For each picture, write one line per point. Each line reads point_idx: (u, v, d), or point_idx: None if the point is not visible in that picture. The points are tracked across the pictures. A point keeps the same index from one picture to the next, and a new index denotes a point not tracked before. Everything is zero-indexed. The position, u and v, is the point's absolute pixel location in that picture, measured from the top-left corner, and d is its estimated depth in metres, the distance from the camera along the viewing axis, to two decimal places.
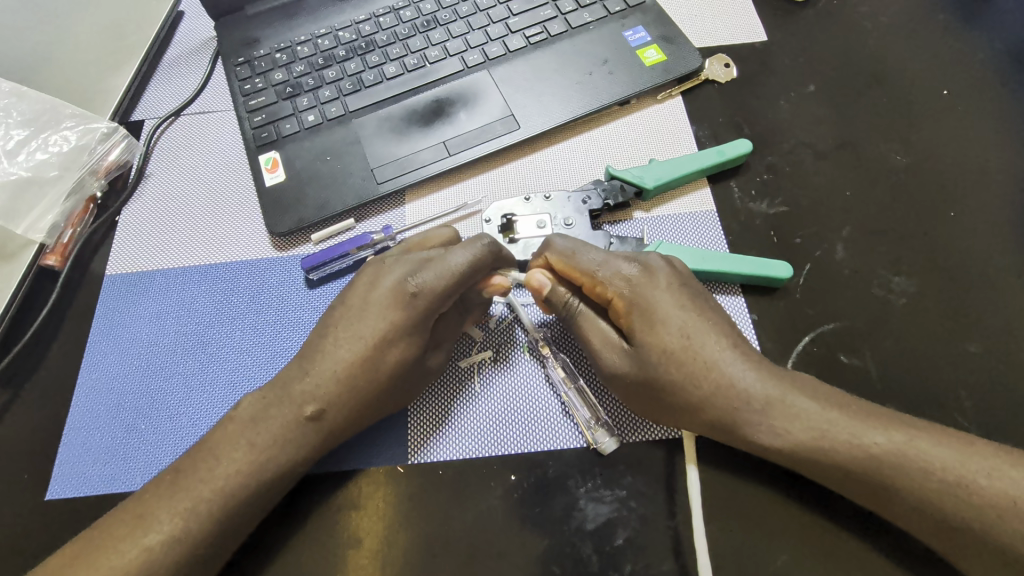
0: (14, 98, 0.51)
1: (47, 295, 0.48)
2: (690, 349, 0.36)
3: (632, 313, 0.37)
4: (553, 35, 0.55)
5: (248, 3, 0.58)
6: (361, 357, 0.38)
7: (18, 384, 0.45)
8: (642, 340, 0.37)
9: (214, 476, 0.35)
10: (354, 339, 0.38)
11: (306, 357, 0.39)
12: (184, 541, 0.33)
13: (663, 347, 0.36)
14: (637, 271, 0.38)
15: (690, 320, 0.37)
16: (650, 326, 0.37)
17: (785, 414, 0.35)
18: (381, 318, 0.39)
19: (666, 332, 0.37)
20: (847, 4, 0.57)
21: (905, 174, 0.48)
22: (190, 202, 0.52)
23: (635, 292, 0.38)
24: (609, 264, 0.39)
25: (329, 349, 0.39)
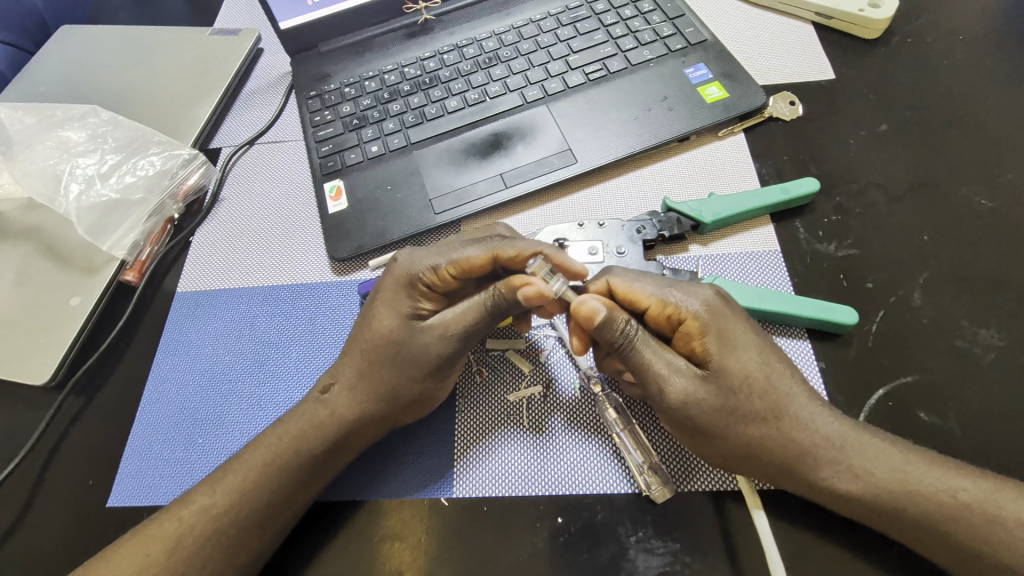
0: (111, 126, 0.55)
1: (123, 309, 0.51)
2: (765, 376, 0.35)
3: (709, 338, 0.36)
4: (613, 72, 0.55)
5: (322, 42, 0.62)
6: (388, 356, 0.40)
7: (91, 392, 0.48)
8: (718, 365, 0.35)
9: (273, 492, 0.37)
10: (397, 360, 0.39)
11: (357, 380, 0.40)
12: (250, 550, 0.36)
13: (741, 374, 0.35)
14: (713, 293, 0.37)
15: (765, 347, 0.36)
16: (728, 351, 0.35)
17: (829, 460, 0.34)
18: (398, 299, 0.40)
19: (739, 356, 0.35)
20: (922, 42, 0.55)
21: (989, 220, 0.45)
22: (257, 225, 0.54)
23: (712, 315, 0.36)
24: (679, 286, 0.37)
25: (382, 373, 0.39)
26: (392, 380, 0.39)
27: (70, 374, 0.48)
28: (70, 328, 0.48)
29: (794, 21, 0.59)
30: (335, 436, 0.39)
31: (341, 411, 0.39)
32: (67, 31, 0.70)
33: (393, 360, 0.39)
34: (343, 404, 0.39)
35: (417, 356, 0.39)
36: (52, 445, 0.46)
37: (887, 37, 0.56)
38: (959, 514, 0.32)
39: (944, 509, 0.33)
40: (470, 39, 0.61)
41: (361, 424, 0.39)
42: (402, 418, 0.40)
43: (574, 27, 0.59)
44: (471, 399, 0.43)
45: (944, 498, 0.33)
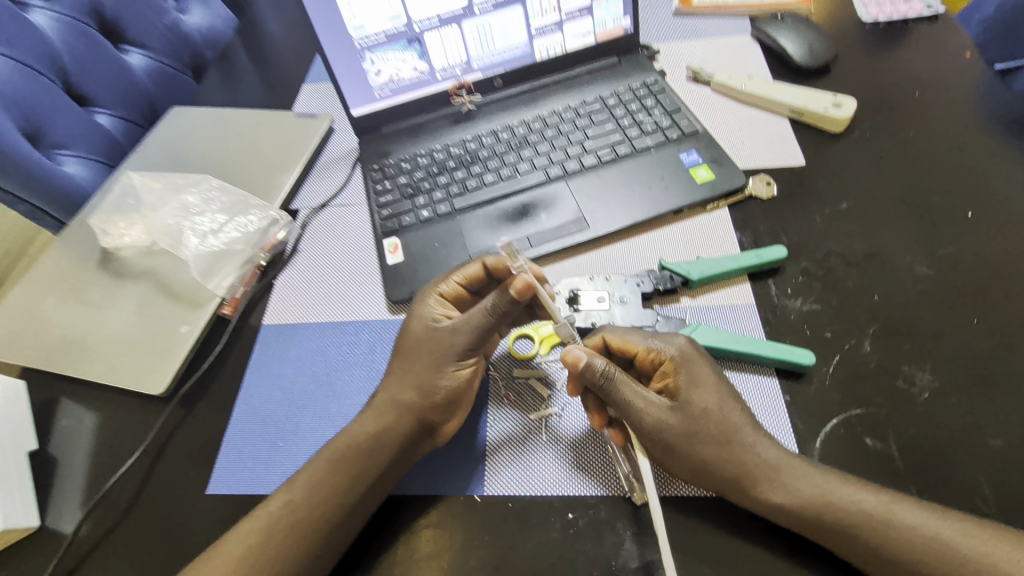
0: (219, 191, 0.69)
1: (218, 337, 0.63)
2: (720, 410, 0.45)
3: (675, 377, 0.47)
4: (620, 155, 0.68)
5: (385, 125, 0.77)
6: (416, 350, 0.52)
7: (191, 403, 0.59)
8: (686, 399, 0.46)
9: (343, 479, 0.47)
10: (424, 355, 0.51)
11: (398, 383, 0.51)
12: (325, 528, 0.45)
13: (703, 408, 0.45)
14: (684, 341, 0.48)
15: (723, 391, 0.46)
16: (694, 388, 0.46)
17: (782, 470, 0.43)
18: (424, 308, 0.53)
19: (704, 393, 0.46)
20: (878, 137, 0.67)
21: (930, 284, 0.55)
22: (328, 273, 0.67)
23: (683, 359, 0.47)
24: (660, 337, 0.49)
25: (414, 372, 0.51)
26: (429, 380, 0.50)
27: (178, 388, 0.59)
28: (179, 351, 0.60)
29: (772, 115, 0.72)
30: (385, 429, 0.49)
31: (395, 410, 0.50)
32: (178, 112, 0.86)
33: (423, 355, 0.51)
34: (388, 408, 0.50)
35: (439, 349, 0.51)
36: (161, 444, 0.57)
37: (849, 132, 0.68)
38: (886, 516, 0.41)
39: (874, 511, 0.41)
40: (504, 125, 0.75)
41: (399, 418, 0.49)
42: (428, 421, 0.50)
43: (590, 118, 0.72)
44: (499, 410, 0.53)
45: (874, 505, 0.41)
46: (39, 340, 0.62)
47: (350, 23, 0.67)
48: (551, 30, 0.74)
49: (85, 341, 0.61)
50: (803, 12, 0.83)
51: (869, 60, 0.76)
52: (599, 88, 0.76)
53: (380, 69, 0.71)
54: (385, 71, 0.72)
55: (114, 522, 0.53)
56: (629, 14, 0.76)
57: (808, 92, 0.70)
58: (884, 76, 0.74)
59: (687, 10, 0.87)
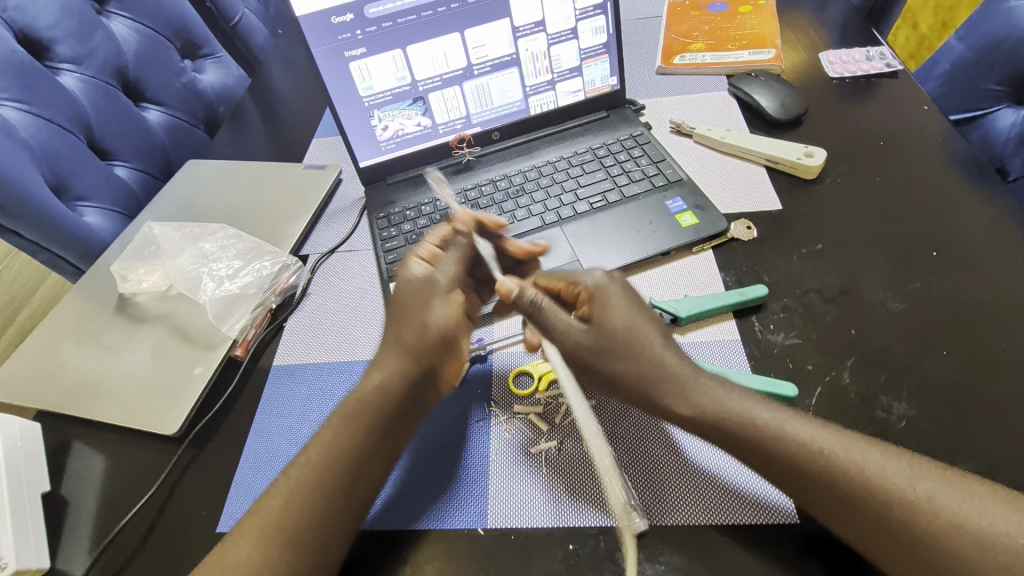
0: (235, 239, 0.74)
1: (231, 378, 0.66)
2: (631, 329, 0.53)
3: (587, 302, 0.55)
4: (611, 202, 0.73)
5: (389, 176, 0.82)
6: (402, 298, 0.57)
7: (203, 443, 0.61)
8: (598, 321, 0.53)
9: (347, 494, 0.49)
10: (411, 306, 0.56)
11: (394, 333, 0.56)
12: (333, 558, 0.47)
13: (614, 328, 0.53)
14: (601, 275, 0.56)
15: (637, 318, 0.54)
16: (606, 313, 0.54)
17: None
18: (407, 269, 0.59)
19: (612, 312, 0.54)
20: (848, 183, 0.73)
21: (902, 318, 0.59)
22: (336, 314, 0.70)
23: (597, 290, 0.55)
24: (583, 274, 0.56)
25: (409, 318, 0.56)
26: (416, 327, 0.55)
27: (191, 428, 0.62)
28: (192, 392, 0.62)
29: (750, 164, 0.78)
30: (389, 377, 0.54)
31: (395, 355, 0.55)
32: (194, 165, 0.92)
33: (415, 301, 0.56)
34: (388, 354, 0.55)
35: (424, 291, 0.57)
36: (173, 482, 0.58)
37: (822, 178, 0.74)
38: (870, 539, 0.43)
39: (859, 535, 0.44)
40: (502, 175, 0.80)
41: (402, 361, 0.54)
42: (429, 361, 0.55)
43: (581, 168, 0.78)
44: (497, 442, 0.56)
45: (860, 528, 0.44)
46: (56, 382, 0.64)
47: (360, 84, 0.74)
48: (544, 88, 0.81)
49: (102, 383, 0.64)
50: (775, 70, 0.91)
51: (837, 113, 0.83)
52: (589, 139, 0.82)
53: (387, 125, 0.77)
54: (392, 127, 0.78)
55: (125, 560, 0.54)
56: (615, 73, 0.83)
57: (781, 143, 0.76)
58: (851, 127, 0.80)
59: (669, 69, 0.94)
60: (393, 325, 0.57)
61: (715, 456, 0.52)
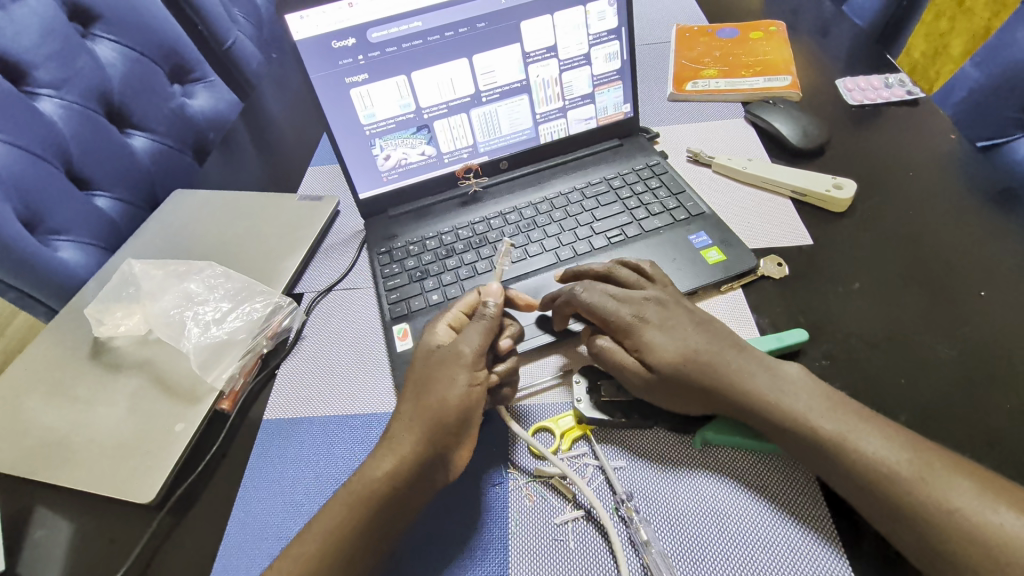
0: (224, 278, 0.69)
1: (216, 434, 0.59)
2: (688, 360, 0.50)
3: (628, 330, 0.52)
4: (630, 237, 0.69)
5: (391, 208, 0.77)
6: (421, 370, 0.50)
7: (182, 512, 0.54)
8: (654, 363, 0.50)
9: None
10: (434, 376, 0.49)
11: (409, 405, 0.49)
12: None
13: (671, 367, 0.50)
14: (631, 313, 0.53)
15: (688, 344, 0.51)
16: (655, 354, 0.50)
17: None
18: (433, 338, 0.53)
19: (660, 338, 0.51)
20: (881, 216, 0.69)
21: (957, 366, 0.54)
22: (334, 359, 0.64)
23: (631, 331, 0.52)
24: (615, 309, 0.53)
25: (430, 391, 0.48)
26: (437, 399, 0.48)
27: (169, 494, 0.54)
28: (171, 453, 0.55)
29: (774, 196, 0.73)
30: (396, 453, 0.47)
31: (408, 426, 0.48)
32: (180, 195, 0.86)
33: (434, 369, 0.49)
34: (403, 429, 0.48)
35: (445, 362, 0.49)
36: (145, 561, 0.51)
37: (852, 211, 0.70)
38: None
39: None
40: (511, 207, 0.75)
41: (412, 440, 0.47)
42: (440, 442, 0.47)
43: (597, 200, 0.74)
44: (514, 511, 0.50)
45: None
46: (16, 441, 0.57)
47: (361, 111, 0.69)
48: (555, 116, 0.77)
49: (70, 442, 0.57)
50: (792, 97, 0.88)
51: (861, 142, 0.79)
52: (603, 169, 0.78)
53: (389, 154, 0.73)
54: (394, 156, 0.73)
55: None
56: (629, 101, 0.80)
57: (807, 174, 0.72)
58: (877, 157, 0.77)
59: (682, 96, 0.91)
60: (410, 397, 0.50)
61: (762, 529, 0.46)
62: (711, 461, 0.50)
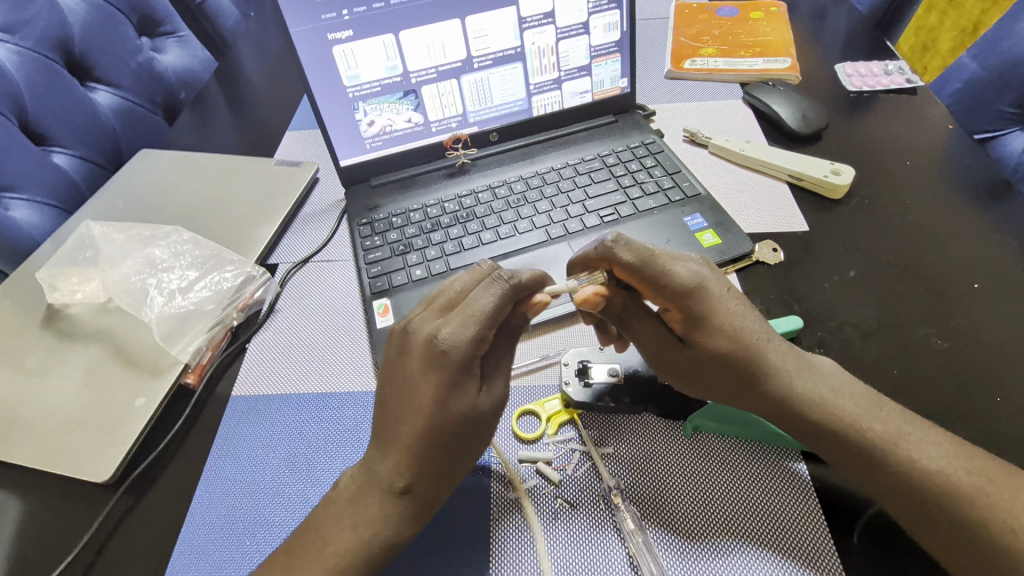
0: (191, 245, 0.64)
1: (181, 410, 0.55)
2: (736, 356, 0.45)
3: (689, 300, 0.45)
4: (623, 216, 0.66)
5: (374, 176, 0.73)
6: (449, 434, 0.42)
7: (141, 491, 0.50)
8: (698, 346, 0.45)
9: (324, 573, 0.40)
10: (460, 431, 0.43)
11: (427, 468, 0.42)
12: None
13: (717, 356, 0.45)
14: (695, 279, 0.45)
15: (741, 334, 0.45)
16: (706, 339, 0.45)
17: None
18: (452, 379, 0.42)
19: (720, 316, 0.45)
20: (878, 204, 0.67)
21: (949, 358, 0.53)
22: (310, 334, 0.61)
23: (691, 306, 0.45)
24: (672, 281, 0.45)
25: (456, 449, 0.43)
26: (459, 455, 0.44)
27: (128, 473, 0.51)
28: (131, 429, 0.52)
29: (771, 180, 0.72)
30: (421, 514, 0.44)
31: (433, 487, 0.43)
32: (146, 155, 0.81)
33: (461, 431, 0.43)
34: (427, 491, 0.43)
35: (482, 428, 0.44)
36: (100, 542, 0.48)
37: (849, 198, 0.68)
38: None
39: None
40: (501, 181, 0.72)
41: (428, 493, 0.43)
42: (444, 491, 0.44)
43: (590, 176, 0.71)
44: (495, 497, 0.47)
45: None
46: None
47: (344, 72, 0.65)
48: (549, 87, 0.74)
49: (20, 415, 0.53)
50: (792, 80, 0.85)
51: (860, 128, 0.78)
52: (597, 145, 0.75)
53: (373, 120, 0.68)
54: (378, 122, 0.69)
55: None
56: (627, 75, 0.76)
57: (806, 158, 0.70)
58: (875, 144, 0.76)
59: (680, 73, 0.88)
60: (432, 458, 0.42)
61: (749, 515, 0.45)
62: (699, 449, 0.49)
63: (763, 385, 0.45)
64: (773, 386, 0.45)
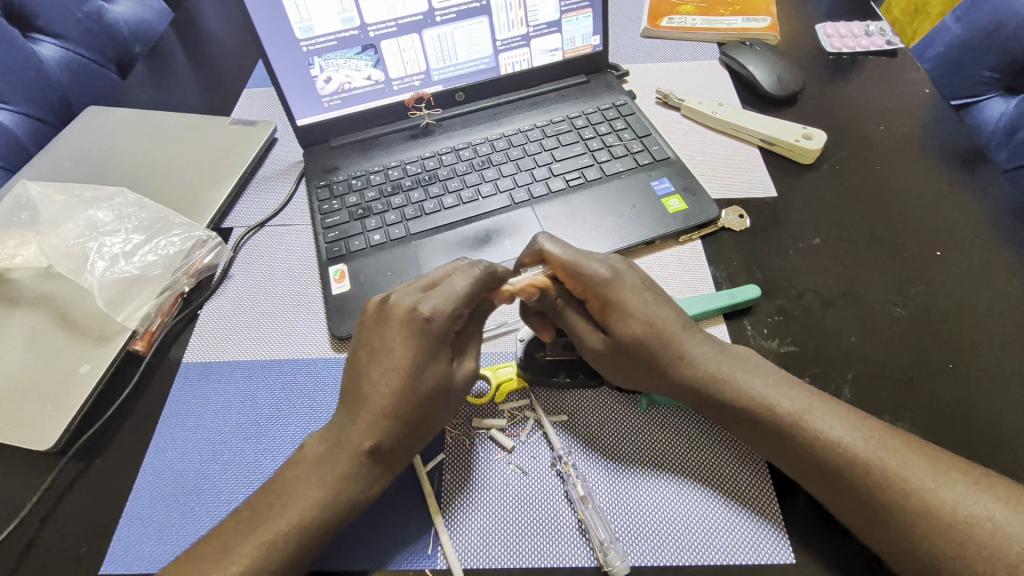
0: (138, 207, 0.62)
1: (129, 377, 0.54)
2: (653, 338, 0.46)
3: (600, 286, 0.46)
4: (590, 180, 0.64)
5: (333, 137, 0.70)
6: (422, 404, 0.43)
7: (89, 459, 0.49)
8: (615, 331, 0.46)
9: (269, 535, 0.40)
10: (433, 403, 0.44)
11: (398, 433, 0.43)
12: None
13: (632, 340, 0.46)
14: (609, 269, 0.47)
15: (657, 317, 0.46)
16: (620, 323, 0.46)
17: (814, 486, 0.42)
18: (429, 352, 0.43)
19: (634, 301, 0.46)
20: (848, 170, 0.66)
21: (905, 326, 0.53)
22: (265, 300, 0.59)
23: (604, 293, 0.46)
24: (585, 270, 0.46)
25: (428, 418, 0.44)
26: (427, 424, 0.44)
27: (73, 441, 0.50)
28: (76, 395, 0.50)
29: (743, 145, 0.70)
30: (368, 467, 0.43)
31: (401, 451, 0.44)
32: (94, 112, 0.76)
33: (433, 405, 0.44)
34: (395, 457, 0.43)
35: (452, 401, 0.45)
36: (46, 509, 0.47)
37: (819, 164, 0.67)
38: None
39: None
40: (465, 142, 0.70)
41: (393, 455, 0.43)
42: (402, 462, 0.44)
43: (557, 139, 0.69)
44: (448, 461, 0.47)
45: None
46: None
47: (296, 23, 0.61)
48: (517, 44, 0.70)
49: None
50: (770, 40, 0.83)
51: (836, 92, 0.76)
52: (567, 106, 0.73)
53: (330, 77, 0.65)
54: (336, 79, 0.65)
55: None
56: (599, 32, 0.73)
57: (778, 123, 0.69)
58: (851, 108, 0.74)
59: (656, 32, 0.85)
60: (401, 420, 0.43)
61: (698, 483, 0.45)
62: (653, 419, 0.49)
63: (673, 369, 0.45)
64: (682, 371, 0.45)
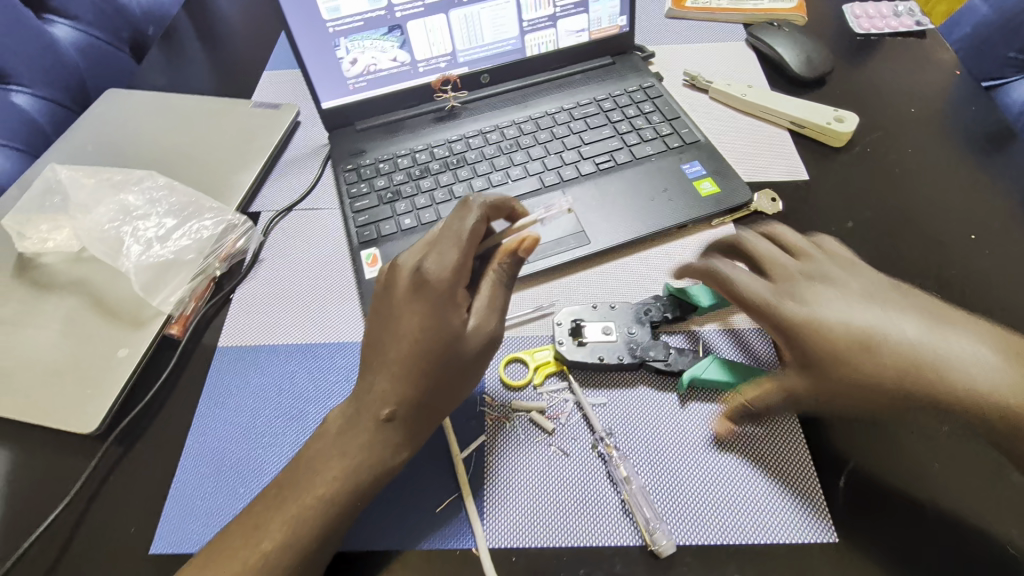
0: (167, 190, 0.61)
1: (165, 361, 0.54)
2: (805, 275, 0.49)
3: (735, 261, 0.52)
4: (619, 163, 0.64)
5: (358, 120, 0.69)
6: (435, 359, 0.42)
7: (130, 441, 0.50)
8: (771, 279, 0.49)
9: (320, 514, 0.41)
10: (448, 356, 0.42)
11: (413, 391, 0.42)
12: None
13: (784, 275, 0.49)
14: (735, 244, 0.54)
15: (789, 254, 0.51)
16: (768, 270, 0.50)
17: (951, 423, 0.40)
18: (436, 306, 0.43)
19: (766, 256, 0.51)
20: (880, 154, 0.66)
21: None
22: (297, 284, 0.59)
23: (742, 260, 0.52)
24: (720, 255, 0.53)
25: (442, 372, 0.43)
26: (441, 380, 0.43)
27: (114, 423, 0.50)
28: (116, 378, 0.51)
29: (772, 127, 0.69)
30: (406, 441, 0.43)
31: (418, 414, 0.43)
32: (114, 95, 0.76)
33: (449, 359, 0.42)
34: (412, 420, 0.43)
35: (471, 358, 0.44)
36: (92, 491, 0.47)
37: (850, 146, 0.66)
38: None
39: None
40: (492, 125, 0.69)
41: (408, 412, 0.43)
42: (422, 429, 0.44)
43: (585, 121, 0.68)
44: (488, 444, 0.48)
45: None
46: None
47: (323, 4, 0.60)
48: (544, 25, 0.69)
49: None
50: (797, 21, 0.81)
51: (864, 74, 0.75)
52: (594, 88, 0.72)
53: (356, 58, 0.64)
54: (362, 60, 0.64)
55: None
56: (626, 13, 0.72)
57: (809, 105, 0.68)
58: (880, 90, 0.73)
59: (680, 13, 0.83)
60: (416, 379, 0.42)
61: (740, 464, 0.46)
62: (692, 401, 0.49)
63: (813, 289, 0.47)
64: (823, 286, 0.47)
